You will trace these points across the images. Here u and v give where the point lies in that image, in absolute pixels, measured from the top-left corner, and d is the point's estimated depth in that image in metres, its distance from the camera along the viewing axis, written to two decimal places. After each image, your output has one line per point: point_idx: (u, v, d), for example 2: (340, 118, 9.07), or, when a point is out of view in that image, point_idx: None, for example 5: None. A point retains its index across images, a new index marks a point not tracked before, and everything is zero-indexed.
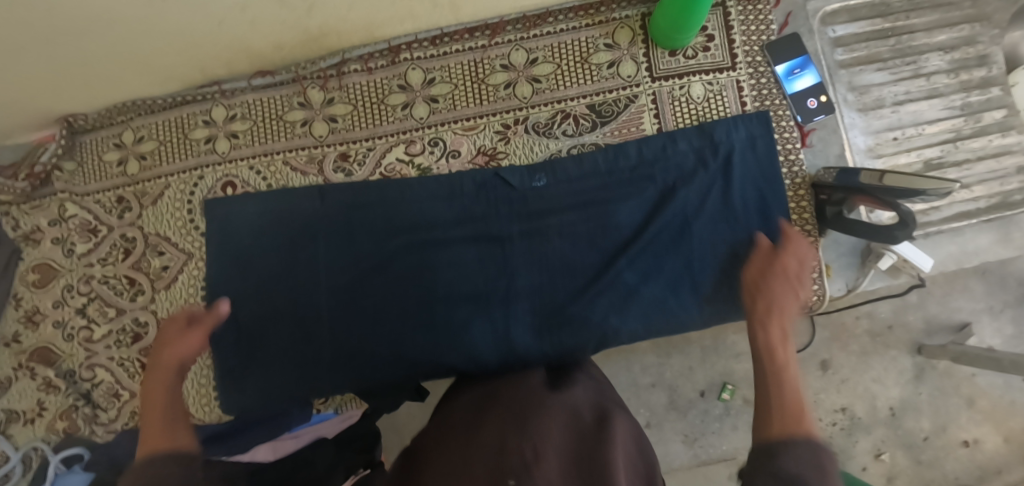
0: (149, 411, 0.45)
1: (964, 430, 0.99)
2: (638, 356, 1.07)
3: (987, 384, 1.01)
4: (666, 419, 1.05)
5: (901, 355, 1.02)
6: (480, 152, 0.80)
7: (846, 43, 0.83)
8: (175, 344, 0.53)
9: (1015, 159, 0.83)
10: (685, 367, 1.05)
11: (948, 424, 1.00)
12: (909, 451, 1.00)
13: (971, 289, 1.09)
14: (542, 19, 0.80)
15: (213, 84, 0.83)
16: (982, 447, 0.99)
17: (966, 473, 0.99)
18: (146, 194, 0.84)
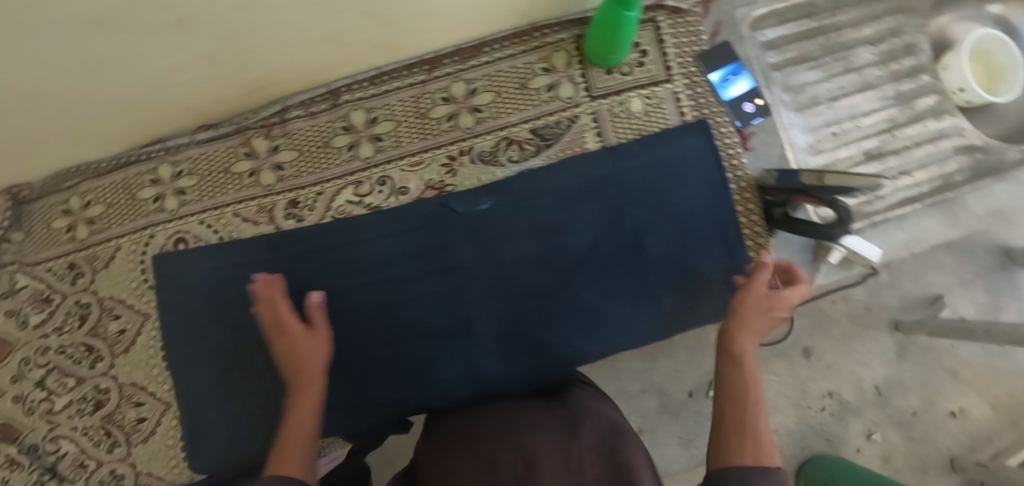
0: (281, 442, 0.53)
1: (949, 401, 1.08)
2: (624, 364, 1.07)
3: (968, 355, 1.11)
4: (659, 424, 1.06)
5: (882, 334, 1.10)
6: (428, 186, 0.80)
7: (777, 45, 0.86)
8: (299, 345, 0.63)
9: (951, 142, 0.86)
10: (673, 370, 1.06)
11: (936, 397, 1.09)
12: (901, 429, 1.08)
13: (942, 263, 1.11)
14: (477, 49, 0.81)
15: (157, 142, 0.82)
16: (969, 416, 1.08)
17: (957, 444, 1.08)
18: (97, 258, 0.83)
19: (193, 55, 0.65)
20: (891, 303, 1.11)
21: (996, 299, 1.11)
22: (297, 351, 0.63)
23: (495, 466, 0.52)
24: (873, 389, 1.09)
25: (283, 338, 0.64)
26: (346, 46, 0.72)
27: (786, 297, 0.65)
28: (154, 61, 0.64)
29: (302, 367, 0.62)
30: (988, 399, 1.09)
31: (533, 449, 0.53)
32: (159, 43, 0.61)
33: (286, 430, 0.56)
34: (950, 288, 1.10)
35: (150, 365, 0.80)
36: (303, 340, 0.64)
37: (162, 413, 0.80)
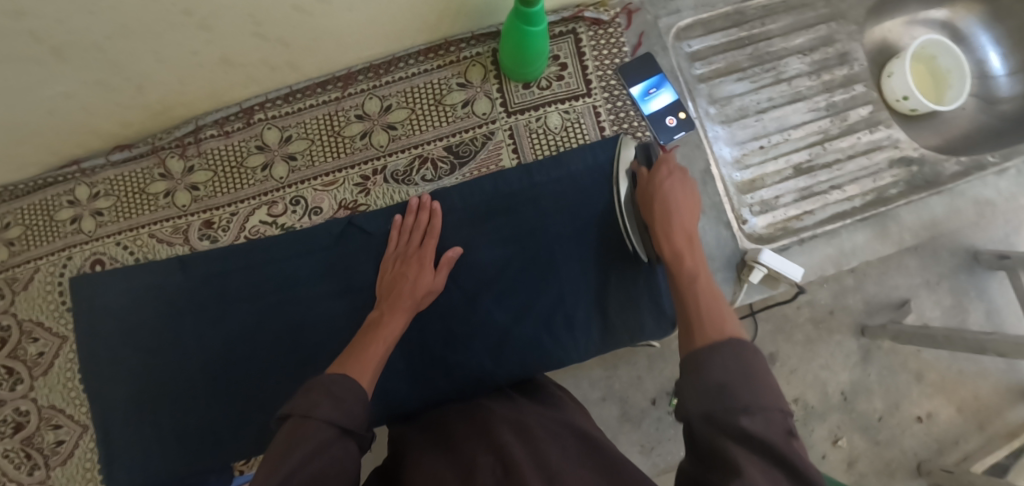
0: (357, 347, 0.62)
1: (916, 406, 1.04)
2: (585, 372, 1.05)
3: (933, 358, 1.06)
4: (620, 431, 1.03)
5: (847, 339, 1.06)
6: (341, 206, 0.80)
7: (703, 56, 0.83)
8: (422, 275, 0.71)
9: (885, 154, 0.84)
10: (633, 377, 1.04)
11: (902, 401, 1.05)
12: (867, 434, 1.04)
13: (906, 266, 1.08)
14: (391, 65, 0.80)
15: (73, 163, 0.82)
16: (936, 419, 1.04)
17: (924, 448, 1.03)
18: (16, 280, 0.82)
19: (80, 82, 0.63)
20: (856, 308, 1.07)
21: (961, 301, 1.07)
22: (416, 280, 0.70)
23: (471, 470, 0.50)
24: (838, 394, 1.05)
25: (407, 265, 0.72)
26: (243, 66, 0.71)
27: (689, 193, 0.68)
28: (42, 90, 0.63)
29: (406, 298, 0.69)
30: (955, 401, 1.05)
31: (509, 450, 0.51)
32: (42, 73, 0.59)
33: (369, 340, 0.63)
34: (915, 292, 1.07)
35: (67, 387, 0.81)
36: (423, 267, 0.72)
37: (80, 435, 0.80)
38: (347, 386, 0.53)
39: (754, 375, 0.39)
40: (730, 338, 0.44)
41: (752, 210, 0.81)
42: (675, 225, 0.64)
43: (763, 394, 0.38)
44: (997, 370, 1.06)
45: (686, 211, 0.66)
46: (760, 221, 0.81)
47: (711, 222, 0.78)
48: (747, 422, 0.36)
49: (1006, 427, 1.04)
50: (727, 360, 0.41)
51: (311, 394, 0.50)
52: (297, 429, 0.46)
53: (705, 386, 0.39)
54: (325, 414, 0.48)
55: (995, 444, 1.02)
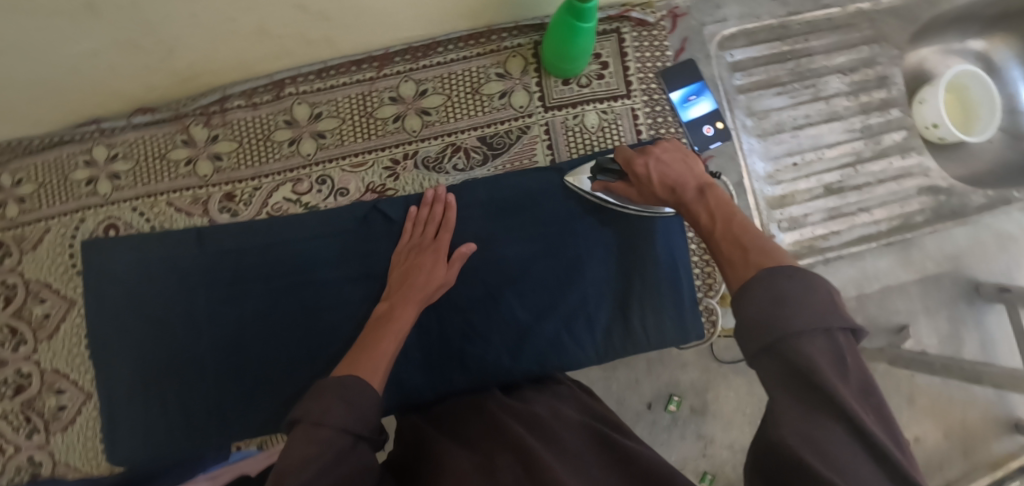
0: (368, 342, 0.62)
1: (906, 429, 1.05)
2: (585, 372, 1.04)
3: (926, 383, 1.08)
4: None
5: None
6: (369, 189, 0.78)
7: (744, 67, 0.82)
8: (432, 271, 0.70)
9: (914, 182, 0.84)
10: (631, 380, 1.03)
11: None
12: None
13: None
14: (429, 49, 0.78)
15: (92, 123, 0.79)
16: (923, 444, 1.06)
17: None
18: (25, 239, 0.80)
19: (111, 39, 0.61)
20: None
21: None
22: (427, 274, 0.69)
23: (493, 468, 0.48)
24: None
25: (423, 256, 0.71)
26: (279, 38, 0.69)
27: (661, 152, 0.66)
28: (69, 45, 0.60)
29: (411, 292, 0.68)
30: (943, 427, 1.06)
31: (529, 447, 0.49)
32: (73, 27, 0.57)
33: (379, 336, 0.62)
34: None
35: (73, 352, 0.79)
36: (438, 259, 0.71)
37: (83, 402, 0.79)
38: (358, 389, 0.52)
39: (796, 302, 0.38)
40: (756, 280, 0.42)
41: (781, 226, 0.80)
42: (678, 182, 0.61)
43: (807, 317, 0.36)
44: (986, 399, 1.07)
45: (674, 168, 0.63)
46: (788, 237, 0.80)
47: None
48: (798, 350, 0.35)
49: (989, 457, 1.06)
50: (757, 295, 0.40)
51: (323, 398, 0.50)
52: (311, 436, 0.46)
53: (750, 323, 0.39)
54: (339, 423, 0.47)
55: (979, 471, 1.04)
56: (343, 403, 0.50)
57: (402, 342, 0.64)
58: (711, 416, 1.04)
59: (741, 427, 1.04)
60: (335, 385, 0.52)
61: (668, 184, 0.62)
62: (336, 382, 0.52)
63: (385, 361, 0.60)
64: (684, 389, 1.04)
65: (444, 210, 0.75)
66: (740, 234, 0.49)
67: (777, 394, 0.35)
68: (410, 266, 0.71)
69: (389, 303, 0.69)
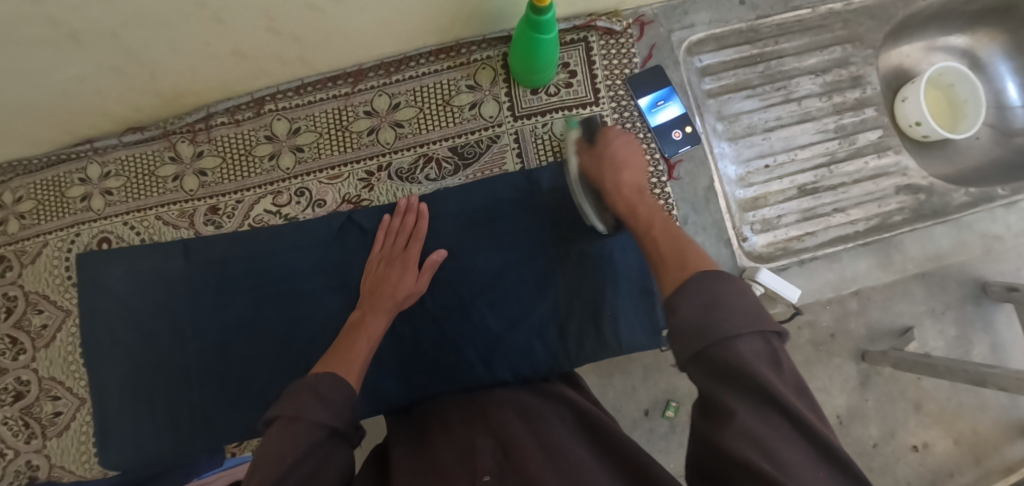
0: (340, 348, 0.64)
1: (912, 435, 1.03)
2: None
3: (933, 388, 1.05)
4: None
5: (846, 363, 1.05)
6: (345, 200, 0.80)
7: (713, 71, 0.83)
8: (405, 279, 0.72)
9: (891, 180, 0.82)
10: (626, 387, 1.03)
11: (897, 430, 1.03)
12: (860, 460, 1.03)
13: (912, 293, 1.06)
14: (401, 64, 0.81)
15: (86, 142, 0.84)
16: (931, 450, 1.03)
17: (918, 478, 1.02)
18: (25, 252, 0.84)
19: (96, 66, 0.65)
20: (857, 332, 1.06)
21: (967, 333, 1.06)
22: (398, 283, 0.72)
23: (472, 451, 0.51)
24: (833, 418, 1.04)
25: (391, 266, 0.73)
26: (255, 59, 0.72)
27: (626, 144, 0.72)
28: (56, 72, 0.64)
29: (385, 300, 0.70)
30: (952, 433, 1.03)
31: (508, 433, 0.53)
32: (59, 56, 0.61)
33: (350, 343, 0.65)
34: (920, 320, 1.05)
35: (67, 361, 0.83)
36: (406, 269, 0.73)
37: (76, 408, 0.82)
38: (334, 387, 0.54)
39: (729, 305, 0.41)
40: (698, 276, 0.46)
41: (754, 228, 0.80)
42: (626, 176, 0.68)
43: (742, 321, 0.39)
44: (998, 404, 1.04)
45: (631, 162, 0.70)
46: (761, 239, 0.80)
47: (711, 239, 0.79)
48: (732, 353, 0.37)
49: (1003, 463, 1.03)
50: (694, 296, 0.43)
51: (297, 397, 0.52)
52: (290, 431, 0.48)
53: (683, 328, 0.41)
54: (317, 418, 0.50)
55: (991, 479, 1.01)
56: (324, 400, 0.52)
57: (374, 346, 0.66)
58: None
59: None
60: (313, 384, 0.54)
61: (616, 166, 0.69)
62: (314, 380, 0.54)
63: (359, 361, 0.62)
64: (681, 396, 1.04)
65: (416, 219, 0.77)
66: (677, 242, 0.55)
67: (715, 394, 0.37)
68: (385, 276, 0.73)
69: (361, 310, 0.72)
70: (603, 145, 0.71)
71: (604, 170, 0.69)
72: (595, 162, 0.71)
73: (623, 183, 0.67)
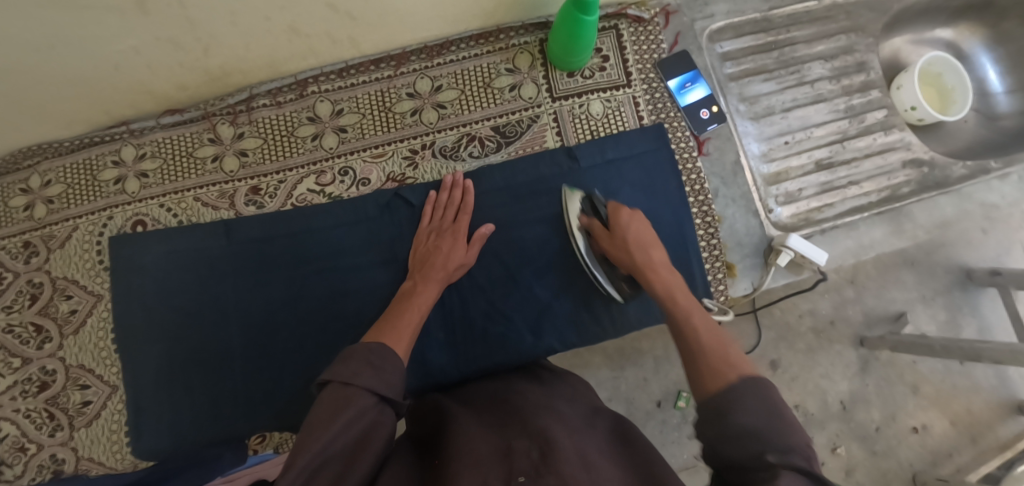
0: (400, 311, 0.65)
1: (911, 417, 1.07)
2: (591, 371, 1.05)
3: (928, 371, 1.10)
4: None
5: (846, 349, 1.10)
6: (390, 178, 0.82)
7: (733, 57, 0.89)
8: (455, 251, 0.74)
9: (899, 155, 0.89)
10: (639, 379, 1.04)
11: (898, 412, 1.08)
12: (864, 443, 1.07)
13: (903, 281, 1.13)
14: (443, 48, 0.84)
15: (122, 125, 0.83)
16: (930, 432, 1.08)
17: (919, 460, 1.06)
18: (53, 237, 0.83)
19: (153, 38, 0.66)
20: (855, 318, 1.11)
21: (955, 316, 1.12)
22: (449, 253, 0.73)
23: (509, 449, 0.43)
24: (838, 403, 1.08)
25: (442, 238, 0.75)
26: (307, 37, 0.74)
27: (645, 226, 0.72)
28: (114, 43, 0.64)
29: (435, 270, 0.71)
30: (948, 413, 1.09)
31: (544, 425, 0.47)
32: (122, 26, 0.61)
33: (409, 307, 0.65)
34: (912, 305, 1.12)
35: (98, 347, 0.80)
36: (457, 241, 0.74)
37: (108, 396, 0.79)
38: (384, 357, 0.52)
39: (775, 409, 0.40)
40: (745, 386, 0.43)
41: (778, 200, 0.85)
42: (653, 257, 0.68)
43: (792, 430, 0.39)
44: (989, 385, 1.10)
45: (655, 246, 0.69)
46: (785, 211, 0.85)
47: (740, 210, 0.84)
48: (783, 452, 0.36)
49: (997, 441, 1.08)
50: (750, 403, 0.41)
51: (351, 360, 0.49)
52: (342, 396, 0.45)
53: (733, 433, 0.39)
54: (369, 386, 0.47)
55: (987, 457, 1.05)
56: (372, 366, 0.49)
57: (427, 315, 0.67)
58: None
59: None
60: (362, 351, 0.51)
61: (641, 245, 0.69)
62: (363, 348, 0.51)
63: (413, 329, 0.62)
64: None
65: (462, 194, 0.79)
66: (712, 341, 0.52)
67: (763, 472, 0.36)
68: (438, 250, 0.74)
69: (412, 281, 0.72)
70: (626, 224, 0.71)
71: (630, 251, 0.69)
72: (617, 243, 0.71)
73: (654, 261, 0.67)
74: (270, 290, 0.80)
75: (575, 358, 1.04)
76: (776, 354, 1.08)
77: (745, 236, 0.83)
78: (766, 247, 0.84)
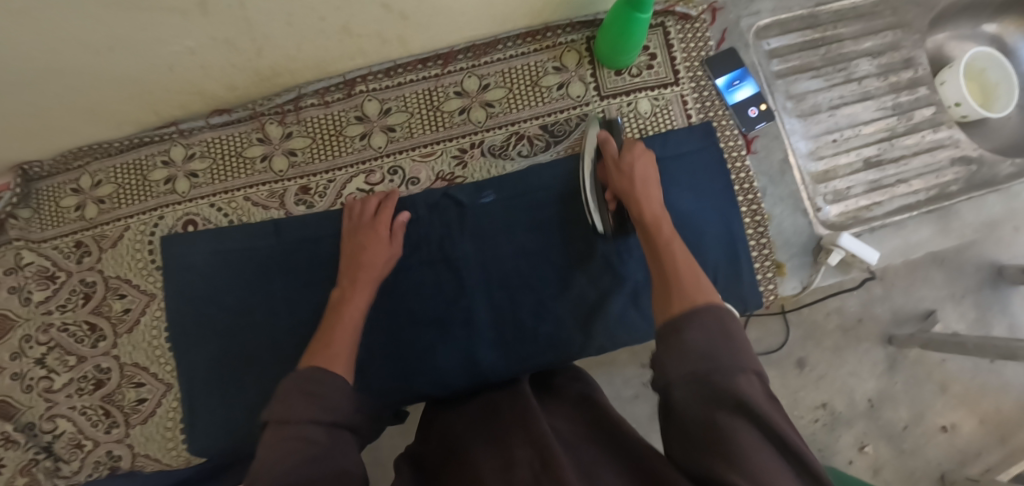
0: (338, 329, 0.64)
1: (940, 416, 1.06)
2: (618, 369, 1.05)
3: (957, 369, 1.09)
4: (651, 431, 1.03)
5: (873, 347, 1.09)
6: (439, 178, 0.82)
7: (780, 54, 0.88)
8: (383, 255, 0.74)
9: (947, 152, 0.88)
10: None
11: (926, 411, 1.07)
12: (891, 442, 1.06)
13: (931, 278, 1.12)
14: (490, 47, 0.84)
15: (171, 125, 0.83)
16: (959, 431, 1.06)
17: (947, 459, 1.05)
18: (105, 237, 0.83)
19: (209, 39, 0.65)
20: (883, 317, 1.10)
21: (985, 315, 1.11)
22: (377, 255, 0.74)
23: (510, 462, 0.45)
24: (865, 401, 1.08)
25: (365, 238, 0.75)
26: (359, 37, 0.74)
27: (649, 165, 0.72)
28: (171, 43, 0.64)
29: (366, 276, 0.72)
30: (977, 414, 1.07)
31: (539, 430, 0.49)
32: (185, 27, 0.61)
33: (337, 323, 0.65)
34: (942, 303, 1.11)
35: (152, 346, 0.81)
36: (385, 243, 0.75)
37: (163, 394, 0.80)
38: (321, 380, 0.52)
39: (734, 343, 0.43)
40: (708, 313, 0.46)
41: (826, 199, 0.85)
42: (651, 192, 0.69)
43: (747, 365, 0.41)
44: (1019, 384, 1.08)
45: (654, 186, 0.70)
46: (834, 209, 0.85)
47: (789, 209, 0.83)
48: (733, 390, 0.39)
49: None
50: (709, 326, 0.44)
51: (287, 398, 0.49)
52: (286, 434, 0.45)
53: (690, 353, 0.43)
54: (311, 414, 0.47)
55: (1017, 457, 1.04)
56: (311, 396, 0.49)
57: (361, 319, 0.67)
58: None
59: None
60: (292, 385, 0.51)
61: (641, 179, 0.69)
62: (298, 382, 0.51)
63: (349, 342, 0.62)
64: None
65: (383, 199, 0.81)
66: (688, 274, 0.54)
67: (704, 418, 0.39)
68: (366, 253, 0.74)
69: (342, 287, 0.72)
70: (635, 160, 0.71)
71: (631, 180, 0.69)
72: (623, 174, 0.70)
73: (649, 196, 0.68)
74: (322, 289, 0.80)
75: (601, 356, 1.04)
76: (803, 352, 1.08)
77: (794, 234, 0.83)
78: (814, 246, 0.83)
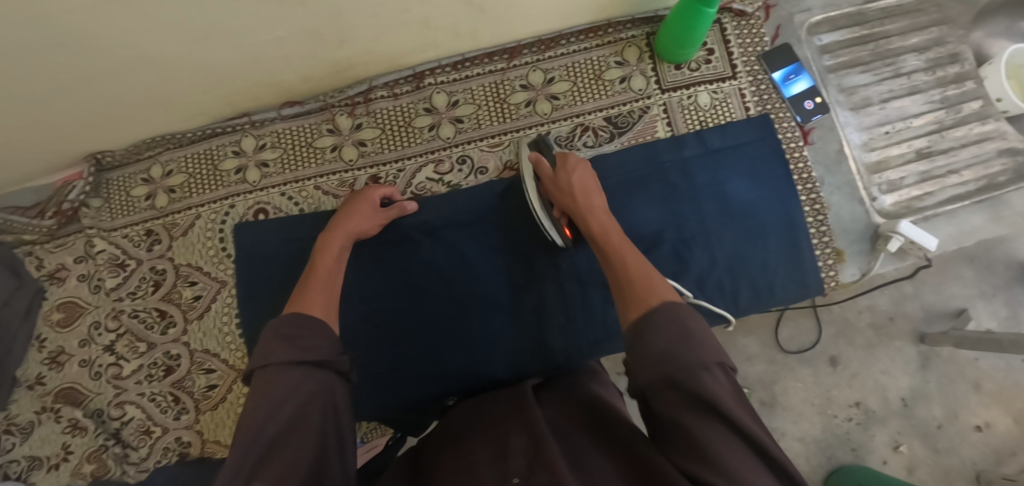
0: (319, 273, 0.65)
1: (974, 415, 1.04)
2: None
3: (989, 366, 1.06)
4: None
5: (906, 345, 1.07)
6: (506, 167, 0.85)
7: (831, 50, 0.91)
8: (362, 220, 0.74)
9: (994, 144, 0.91)
10: None
11: (960, 409, 1.05)
12: (925, 441, 1.04)
13: (962, 276, 1.09)
14: (555, 42, 0.86)
15: (243, 116, 0.85)
16: (994, 430, 1.04)
17: (982, 458, 1.03)
18: (176, 225, 0.85)
19: (296, 30, 0.66)
20: (914, 313, 1.08)
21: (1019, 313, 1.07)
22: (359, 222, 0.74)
23: (505, 450, 0.44)
24: (898, 400, 1.06)
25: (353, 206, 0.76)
26: (435, 29, 0.76)
27: (589, 176, 0.72)
28: (262, 33, 0.65)
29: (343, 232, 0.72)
30: (1012, 412, 1.04)
31: (535, 417, 0.48)
32: (282, 18, 0.63)
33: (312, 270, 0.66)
34: (972, 301, 1.08)
35: (222, 332, 0.82)
36: (366, 212, 0.75)
37: (233, 381, 0.81)
38: (301, 325, 0.52)
39: (692, 338, 0.43)
40: (664, 315, 0.46)
41: (881, 189, 0.88)
42: (594, 202, 0.69)
43: (705, 353, 0.42)
44: None
45: (597, 196, 0.70)
46: (889, 198, 0.87)
47: (846, 198, 0.86)
48: (696, 383, 0.39)
49: None
50: (666, 325, 0.45)
51: (261, 349, 0.49)
52: (264, 377, 0.45)
53: (653, 356, 0.43)
54: (289, 356, 0.47)
55: None
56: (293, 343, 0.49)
57: (337, 265, 0.68)
58: (780, 408, 1.06)
59: (811, 420, 1.07)
60: (273, 328, 0.51)
61: (585, 191, 0.70)
62: (276, 331, 0.50)
63: (330, 293, 0.62)
64: (753, 383, 1.07)
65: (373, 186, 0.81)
66: (641, 278, 0.54)
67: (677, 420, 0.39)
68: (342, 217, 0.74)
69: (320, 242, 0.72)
70: (573, 174, 0.71)
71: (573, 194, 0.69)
72: (563, 189, 0.71)
73: (594, 206, 0.68)
74: (392, 274, 0.81)
75: None
76: (836, 350, 1.07)
77: (853, 223, 0.85)
78: (872, 235, 0.85)
